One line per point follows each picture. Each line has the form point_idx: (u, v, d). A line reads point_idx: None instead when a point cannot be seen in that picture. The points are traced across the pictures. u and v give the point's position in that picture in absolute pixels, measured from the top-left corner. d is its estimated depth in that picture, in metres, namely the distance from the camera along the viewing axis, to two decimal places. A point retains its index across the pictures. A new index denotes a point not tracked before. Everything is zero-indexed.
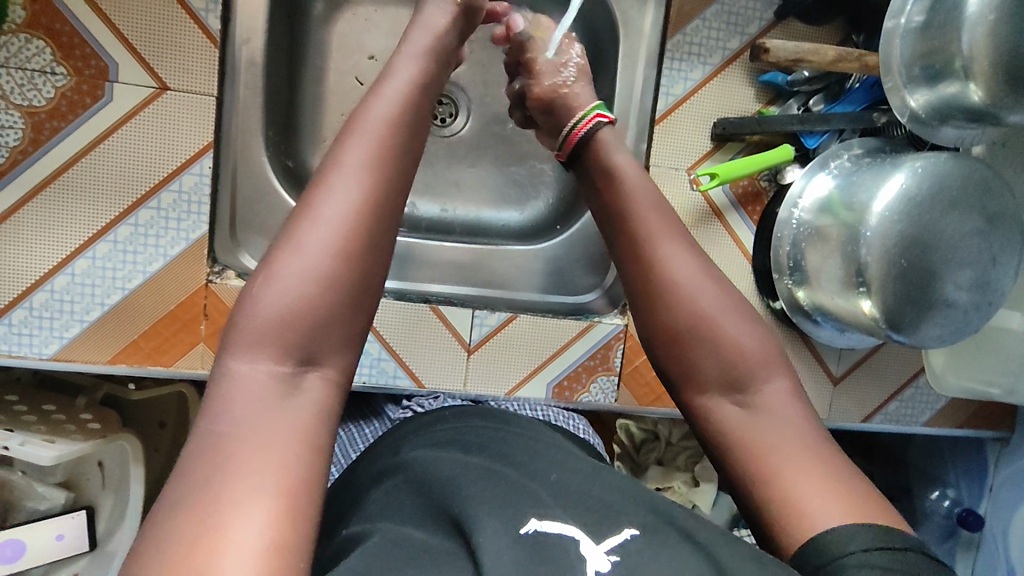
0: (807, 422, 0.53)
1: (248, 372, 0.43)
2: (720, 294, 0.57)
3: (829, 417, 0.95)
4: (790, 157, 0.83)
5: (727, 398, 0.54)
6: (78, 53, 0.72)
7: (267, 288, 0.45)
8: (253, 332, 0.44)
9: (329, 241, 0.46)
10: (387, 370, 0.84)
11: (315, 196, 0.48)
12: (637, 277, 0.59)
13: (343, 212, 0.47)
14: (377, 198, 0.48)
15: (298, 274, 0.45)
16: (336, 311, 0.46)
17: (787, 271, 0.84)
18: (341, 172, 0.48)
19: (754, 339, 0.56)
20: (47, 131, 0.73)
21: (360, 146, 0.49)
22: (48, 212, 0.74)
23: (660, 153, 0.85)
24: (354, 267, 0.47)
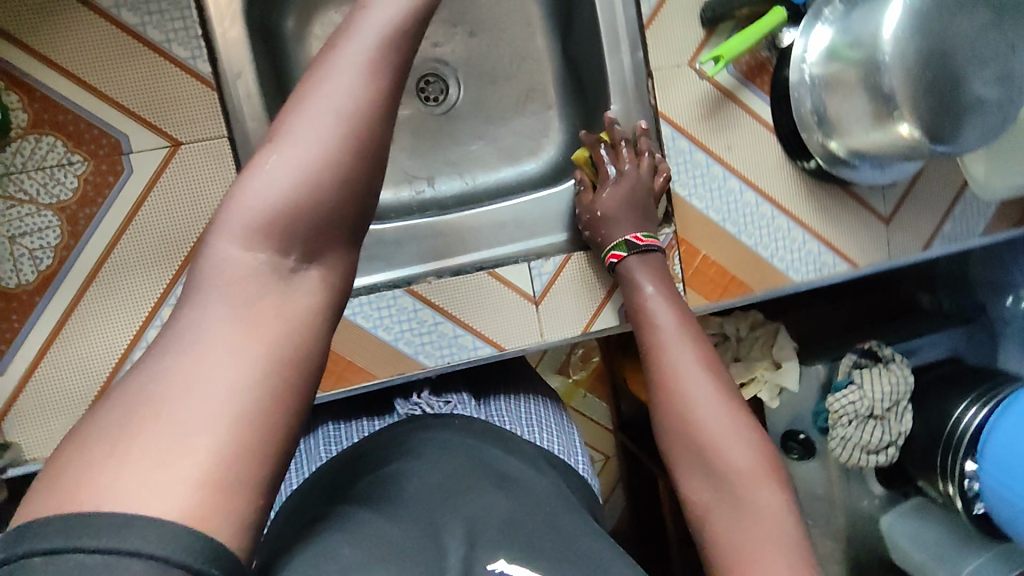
0: (791, 537, 0.58)
1: (237, 260, 0.43)
2: (726, 411, 0.63)
3: (891, 256, 0.97)
4: (784, 17, 0.82)
5: (714, 492, 0.61)
6: (88, 137, 0.73)
7: (260, 178, 0.43)
8: (248, 218, 0.43)
9: (324, 138, 0.43)
10: (467, 344, 0.85)
11: (307, 94, 0.44)
12: (653, 385, 0.68)
13: (336, 108, 0.44)
14: (375, 99, 0.44)
15: (287, 169, 0.43)
16: (329, 214, 0.44)
17: (814, 127, 0.85)
18: (337, 68, 0.44)
19: (750, 452, 0.61)
20: (82, 221, 0.74)
21: (355, 46, 0.45)
22: (109, 296, 0.75)
23: (657, 57, 0.86)
24: (355, 167, 0.44)
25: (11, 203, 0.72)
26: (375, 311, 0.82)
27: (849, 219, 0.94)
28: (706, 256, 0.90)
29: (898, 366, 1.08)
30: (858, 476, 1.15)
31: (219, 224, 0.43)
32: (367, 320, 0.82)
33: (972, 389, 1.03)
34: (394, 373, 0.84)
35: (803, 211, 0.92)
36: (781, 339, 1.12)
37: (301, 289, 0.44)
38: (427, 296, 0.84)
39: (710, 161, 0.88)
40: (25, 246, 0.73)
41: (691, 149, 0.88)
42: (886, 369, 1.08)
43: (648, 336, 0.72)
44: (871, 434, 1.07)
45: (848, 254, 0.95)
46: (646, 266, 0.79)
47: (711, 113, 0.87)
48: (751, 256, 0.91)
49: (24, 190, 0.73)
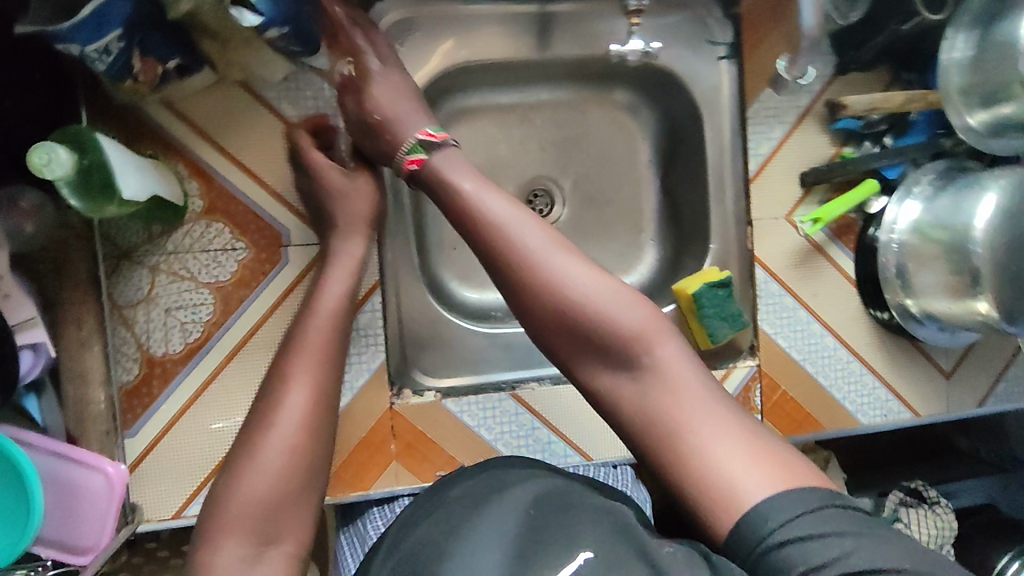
0: (693, 376, 0.61)
1: (220, 559, 0.57)
2: (598, 281, 0.63)
3: (948, 410, 1.03)
4: (876, 188, 0.93)
5: (621, 374, 0.62)
6: (255, 227, 0.80)
7: (237, 484, 0.60)
8: (227, 518, 0.59)
9: (287, 439, 0.62)
10: (558, 452, 0.89)
11: (273, 407, 0.64)
12: (514, 275, 0.64)
13: (295, 408, 0.63)
14: (322, 404, 0.65)
15: (258, 475, 0.60)
16: (289, 502, 0.60)
17: (898, 287, 0.92)
18: (293, 384, 0.65)
19: (635, 313, 0.62)
20: (234, 301, 0.80)
21: (304, 362, 0.66)
22: (246, 372, 0.80)
23: (760, 207, 0.94)
24: (307, 460, 0.62)
25: (173, 278, 0.79)
26: (480, 410, 0.87)
27: (916, 370, 1.01)
28: (785, 391, 0.96)
29: (943, 509, 1.14)
30: None
31: (218, 527, 0.59)
32: (471, 418, 0.87)
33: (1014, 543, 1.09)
34: None
35: (876, 360, 0.99)
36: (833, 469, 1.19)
37: (271, 559, 0.59)
38: (521, 394, 0.89)
39: (797, 305, 0.96)
40: (178, 319, 0.79)
41: (781, 293, 0.95)
42: (931, 509, 1.13)
43: (486, 229, 0.65)
44: None
45: (912, 403, 1.01)
46: (459, 158, 0.71)
47: (803, 263, 0.95)
48: (827, 396, 0.97)
49: (187, 267, 0.79)
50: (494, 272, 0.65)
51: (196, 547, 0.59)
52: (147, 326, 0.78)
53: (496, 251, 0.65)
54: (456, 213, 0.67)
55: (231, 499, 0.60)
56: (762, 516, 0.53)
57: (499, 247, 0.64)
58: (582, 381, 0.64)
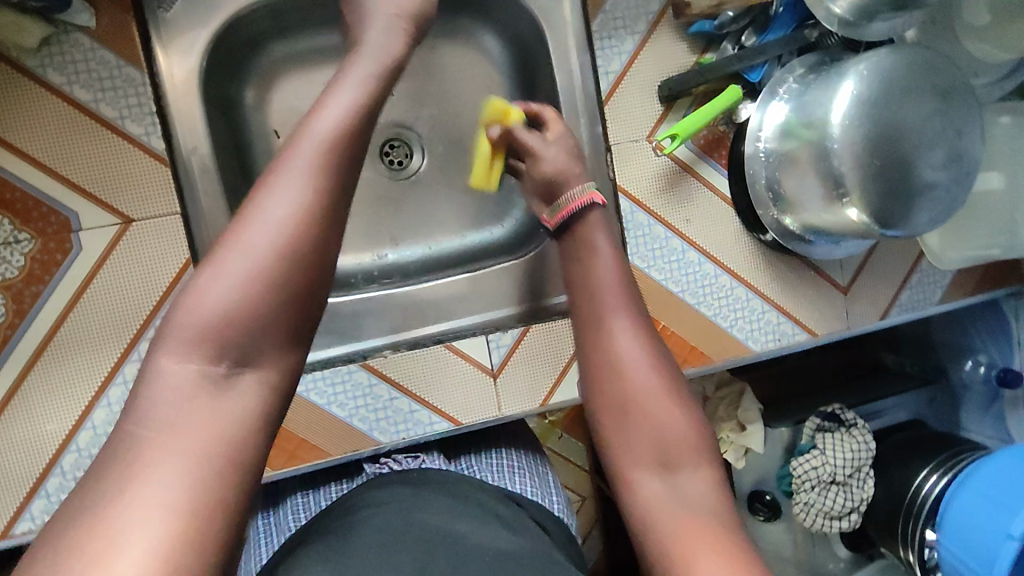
0: (721, 516, 0.58)
1: (178, 368, 0.47)
2: (658, 382, 0.65)
3: (851, 327, 0.98)
4: (739, 95, 0.84)
5: (656, 476, 0.61)
6: (37, 215, 0.72)
7: (216, 281, 0.48)
8: (195, 318, 0.48)
9: (280, 226, 0.49)
10: (423, 419, 0.85)
11: (265, 190, 0.51)
12: (594, 356, 0.68)
13: (284, 209, 0.50)
14: (321, 203, 0.51)
15: (240, 264, 0.48)
16: (269, 314, 0.49)
17: (770, 202, 0.86)
18: (285, 174, 0.51)
19: (681, 427, 0.63)
20: (28, 299, 0.73)
21: (301, 152, 0.52)
22: (54, 375, 0.74)
23: (617, 131, 0.86)
24: (296, 265, 0.50)
25: None
26: (328, 386, 0.82)
27: (808, 289, 0.95)
28: (666, 327, 0.90)
29: (860, 431, 1.09)
30: (823, 539, 1.16)
31: (174, 329, 0.48)
32: (320, 395, 0.82)
33: (933, 455, 1.04)
34: (347, 450, 0.83)
35: (762, 283, 0.93)
36: (747, 401, 1.11)
37: (239, 388, 0.48)
38: (372, 364, 0.83)
39: (669, 234, 0.89)
40: None
41: (649, 223, 0.88)
42: (848, 433, 1.09)
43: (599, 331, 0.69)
44: (833, 500, 1.07)
45: (808, 323, 0.95)
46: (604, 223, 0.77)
47: (669, 188, 0.88)
48: (711, 327, 0.91)
49: None
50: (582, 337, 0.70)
51: (154, 343, 0.49)
52: None
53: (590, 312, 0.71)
54: (581, 289, 0.72)
55: (191, 298, 0.48)
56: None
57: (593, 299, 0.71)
58: (613, 443, 0.65)
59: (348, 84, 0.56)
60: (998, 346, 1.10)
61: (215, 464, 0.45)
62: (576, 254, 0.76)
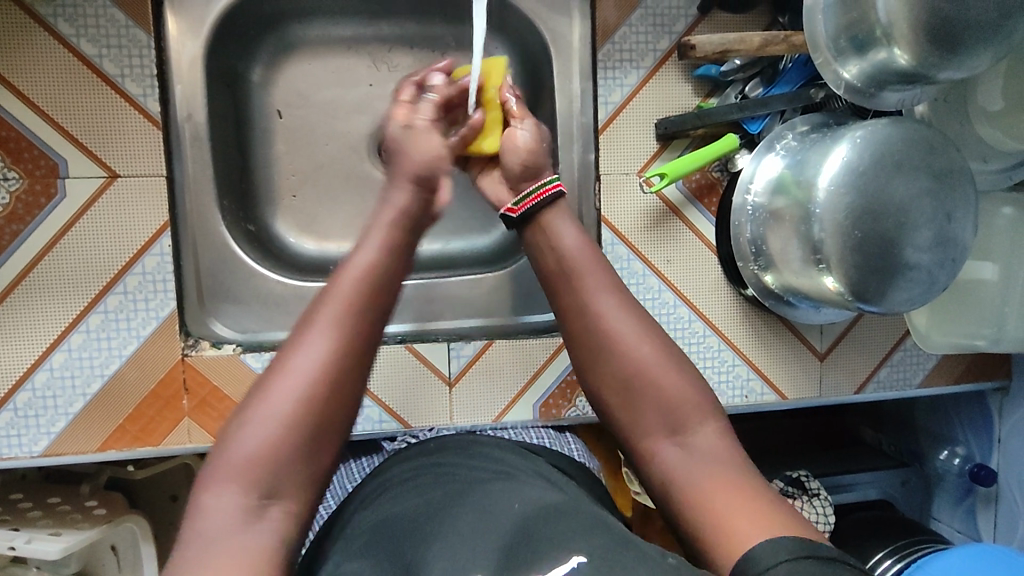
0: (735, 460, 0.56)
1: (214, 510, 0.47)
2: (655, 346, 0.61)
3: (823, 396, 0.95)
4: (737, 144, 0.84)
5: (669, 440, 0.58)
6: (27, 156, 0.74)
7: (242, 432, 0.49)
8: (225, 471, 0.48)
9: (308, 378, 0.50)
10: (372, 416, 0.84)
11: (295, 343, 0.52)
12: (582, 327, 0.63)
13: (313, 361, 0.51)
14: (346, 351, 0.52)
15: (266, 420, 0.49)
16: (300, 454, 0.49)
17: (751, 258, 0.85)
18: (314, 326, 0.52)
19: (686, 384, 0.60)
20: (7, 236, 0.75)
21: (332, 304, 0.53)
22: (20, 313, 0.76)
23: (608, 160, 0.86)
24: (321, 412, 0.50)
25: None
26: None
27: (782, 350, 0.93)
28: None
29: (822, 502, 1.06)
30: None
31: (211, 474, 0.48)
32: None
33: (892, 539, 1.01)
34: None
35: (736, 336, 0.92)
36: None
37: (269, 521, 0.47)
38: None
39: (647, 271, 0.88)
40: None
41: (629, 257, 0.87)
42: (809, 501, 1.05)
43: (581, 291, 0.64)
44: None
45: (779, 385, 0.93)
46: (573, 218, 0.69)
47: (653, 226, 0.87)
48: None
49: None
50: (560, 305, 0.65)
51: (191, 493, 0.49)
52: None
53: (573, 283, 0.65)
54: (556, 275, 0.66)
55: (227, 447, 0.49)
56: (762, 552, 0.46)
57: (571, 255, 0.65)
58: (619, 416, 0.61)
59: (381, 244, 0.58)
60: (976, 432, 1.06)
61: (251, 565, 0.44)
62: (536, 241, 0.68)
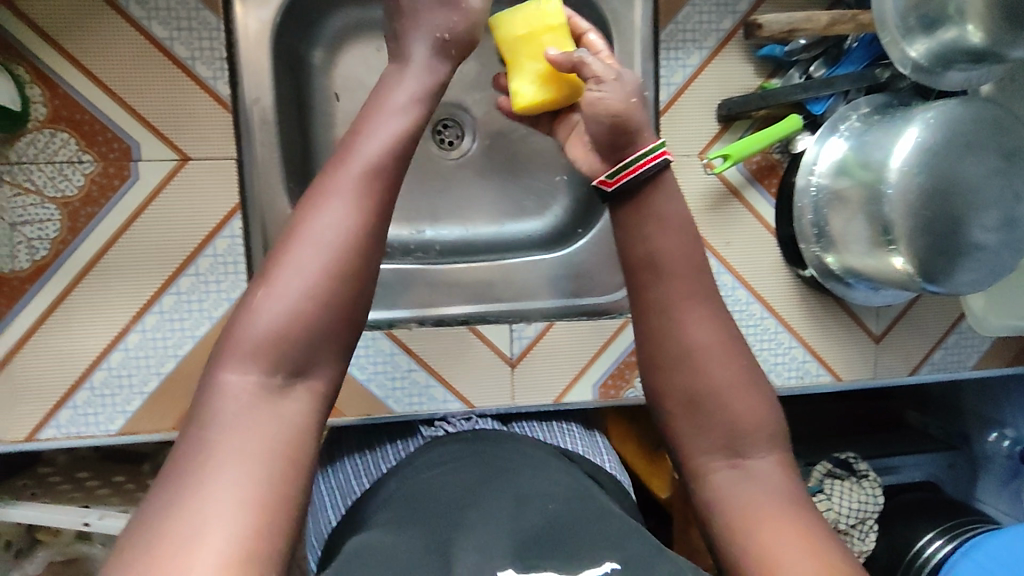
0: (793, 495, 0.56)
1: (234, 387, 0.44)
2: (733, 366, 0.60)
3: (877, 378, 0.96)
4: (799, 125, 0.83)
5: (727, 462, 0.58)
6: (101, 139, 0.75)
7: (263, 306, 0.45)
8: (244, 347, 0.45)
9: (332, 251, 0.47)
10: (436, 396, 0.86)
11: (313, 208, 0.48)
12: (660, 332, 0.61)
13: (336, 232, 0.47)
14: (369, 223, 0.48)
15: (288, 294, 0.46)
16: (326, 335, 0.46)
17: (813, 239, 0.85)
18: (338, 190, 0.48)
19: (757, 412, 0.59)
20: (83, 218, 0.76)
21: (352, 171, 0.49)
22: (96, 293, 0.77)
23: (670, 142, 0.86)
24: (347, 288, 0.47)
25: (18, 191, 0.75)
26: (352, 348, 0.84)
27: (838, 333, 0.93)
28: None
29: (870, 484, 1.06)
30: None
31: (229, 350, 0.45)
32: None
33: (940, 520, 1.02)
34: (362, 412, 0.85)
35: (795, 318, 0.92)
36: None
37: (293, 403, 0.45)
38: (395, 333, 0.85)
39: (706, 253, 0.88)
40: (25, 235, 0.75)
41: None
42: (857, 482, 1.06)
43: (668, 290, 0.61)
44: None
45: (834, 366, 0.94)
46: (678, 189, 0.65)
47: (714, 208, 0.88)
48: None
49: (32, 180, 0.75)
50: (638, 300, 0.63)
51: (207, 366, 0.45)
52: None
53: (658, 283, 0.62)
54: (644, 268, 0.62)
55: (247, 324, 0.45)
56: None
57: (657, 252, 0.62)
58: (683, 432, 0.60)
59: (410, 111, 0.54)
60: None
61: (284, 457, 0.43)
62: (627, 226, 0.63)
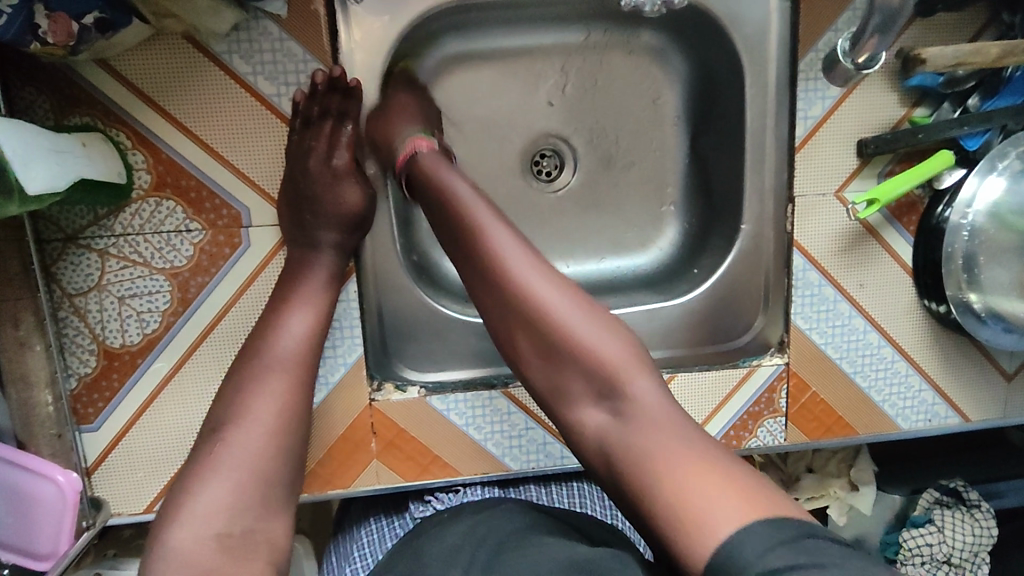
0: (678, 423, 0.56)
1: (187, 543, 0.53)
2: (573, 300, 0.61)
3: (1006, 417, 0.90)
4: (950, 162, 0.77)
5: (596, 405, 0.59)
6: (209, 206, 0.70)
7: (207, 482, 0.56)
8: (199, 508, 0.54)
9: (265, 426, 0.60)
10: (554, 453, 0.82)
11: (248, 391, 0.61)
12: (499, 302, 0.62)
13: (267, 409, 0.61)
14: (291, 405, 0.62)
15: (229, 468, 0.57)
16: (261, 497, 0.57)
17: (965, 282, 0.78)
18: (263, 377, 0.62)
19: (615, 341, 0.60)
20: (193, 289, 0.72)
21: (274, 364, 0.63)
22: (210, 365, 0.74)
23: (804, 181, 0.80)
24: (282, 454, 0.60)
25: (125, 263, 0.71)
26: (468, 409, 0.80)
27: (969, 372, 0.88)
28: (814, 393, 0.85)
29: (983, 514, 1.02)
30: None
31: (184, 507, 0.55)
32: (459, 416, 0.80)
33: None
34: (477, 471, 0.82)
35: (925, 359, 0.87)
36: (861, 460, 1.07)
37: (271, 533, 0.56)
38: (511, 391, 0.80)
39: (838, 297, 0.83)
40: (133, 308, 0.72)
41: (820, 283, 0.82)
42: (969, 513, 1.03)
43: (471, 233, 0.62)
44: None
45: (963, 407, 0.89)
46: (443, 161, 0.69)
47: (848, 249, 0.81)
48: (862, 399, 0.86)
49: (139, 251, 0.71)
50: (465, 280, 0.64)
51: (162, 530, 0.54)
52: (101, 315, 0.71)
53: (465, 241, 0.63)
54: (444, 217, 0.64)
55: (205, 488, 0.55)
56: (744, 544, 0.46)
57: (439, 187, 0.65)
58: (546, 389, 0.62)
59: (308, 304, 0.68)
60: None
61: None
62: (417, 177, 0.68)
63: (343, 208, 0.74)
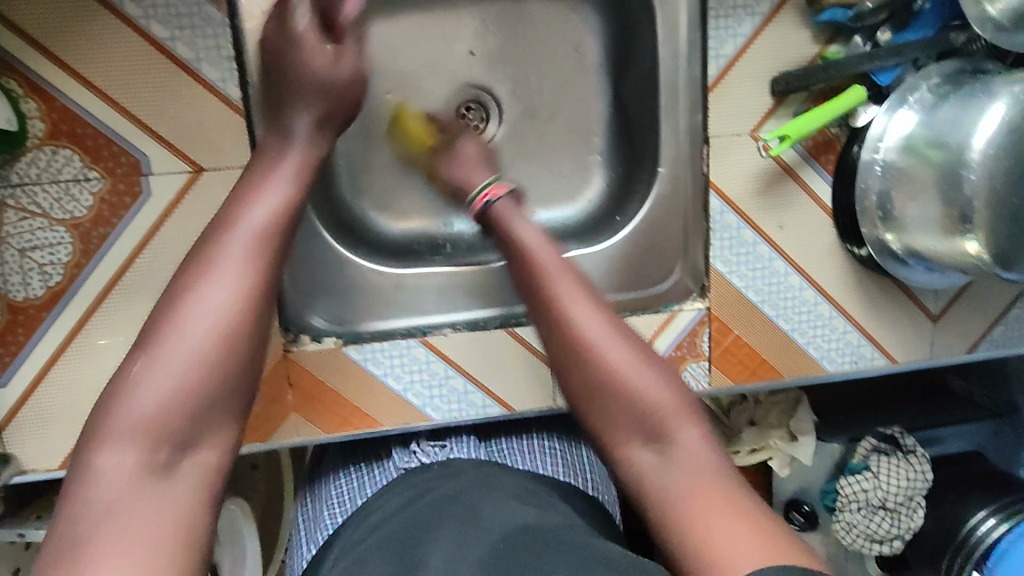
0: (722, 472, 0.55)
1: (114, 459, 0.46)
2: (629, 350, 0.60)
3: (933, 358, 0.91)
4: (864, 96, 0.76)
5: (646, 446, 0.57)
6: (107, 154, 0.69)
7: (151, 372, 0.48)
8: (117, 421, 0.47)
9: (226, 311, 0.50)
10: (475, 402, 0.82)
11: (207, 273, 0.51)
12: (553, 337, 0.62)
13: (226, 296, 0.51)
14: (259, 287, 0.52)
15: (171, 369, 0.48)
16: (230, 388, 0.50)
17: (878, 220, 0.78)
18: (224, 259, 0.52)
19: (664, 389, 0.59)
20: (95, 240, 0.71)
21: (234, 243, 0.52)
22: (117, 317, 0.73)
23: (718, 121, 0.79)
24: (240, 350, 0.51)
25: (23, 215, 0.70)
26: (386, 358, 0.80)
27: (893, 313, 0.88)
28: (737, 336, 0.85)
29: (918, 459, 1.03)
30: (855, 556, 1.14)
31: None
32: (377, 366, 0.80)
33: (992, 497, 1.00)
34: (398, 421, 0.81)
35: (849, 300, 0.87)
36: (801, 410, 1.06)
37: None
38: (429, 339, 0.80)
39: (758, 239, 0.83)
40: (35, 260, 0.71)
41: (739, 225, 0.82)
42: (904, 459, 1.03)
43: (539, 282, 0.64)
44: (878, 525, 1.03)
45: (889, 349, 0.89)
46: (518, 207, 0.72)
47: (764, 191, 0.81)
48: (787, 342, 0.86)
49: (37, 202, 0.70)
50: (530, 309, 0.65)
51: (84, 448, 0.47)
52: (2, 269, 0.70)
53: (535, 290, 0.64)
54: (520, 273, 0.66)
55: (137, 391, 0.48)
56: None
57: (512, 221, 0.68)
58: (592, 420, 0.60)
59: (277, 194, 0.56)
60: None
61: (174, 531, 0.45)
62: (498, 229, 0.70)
63: (329, 82, 0.65)
